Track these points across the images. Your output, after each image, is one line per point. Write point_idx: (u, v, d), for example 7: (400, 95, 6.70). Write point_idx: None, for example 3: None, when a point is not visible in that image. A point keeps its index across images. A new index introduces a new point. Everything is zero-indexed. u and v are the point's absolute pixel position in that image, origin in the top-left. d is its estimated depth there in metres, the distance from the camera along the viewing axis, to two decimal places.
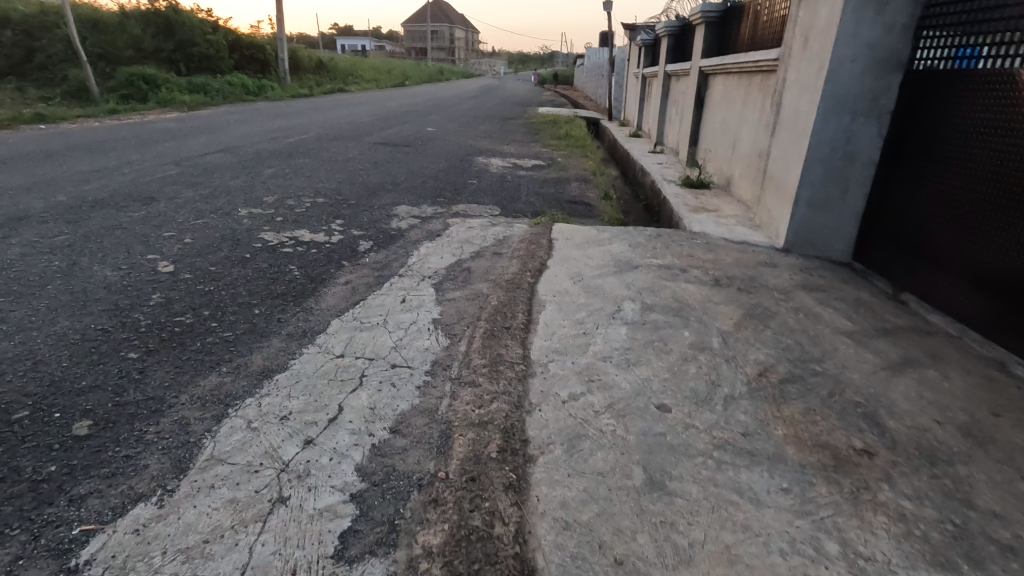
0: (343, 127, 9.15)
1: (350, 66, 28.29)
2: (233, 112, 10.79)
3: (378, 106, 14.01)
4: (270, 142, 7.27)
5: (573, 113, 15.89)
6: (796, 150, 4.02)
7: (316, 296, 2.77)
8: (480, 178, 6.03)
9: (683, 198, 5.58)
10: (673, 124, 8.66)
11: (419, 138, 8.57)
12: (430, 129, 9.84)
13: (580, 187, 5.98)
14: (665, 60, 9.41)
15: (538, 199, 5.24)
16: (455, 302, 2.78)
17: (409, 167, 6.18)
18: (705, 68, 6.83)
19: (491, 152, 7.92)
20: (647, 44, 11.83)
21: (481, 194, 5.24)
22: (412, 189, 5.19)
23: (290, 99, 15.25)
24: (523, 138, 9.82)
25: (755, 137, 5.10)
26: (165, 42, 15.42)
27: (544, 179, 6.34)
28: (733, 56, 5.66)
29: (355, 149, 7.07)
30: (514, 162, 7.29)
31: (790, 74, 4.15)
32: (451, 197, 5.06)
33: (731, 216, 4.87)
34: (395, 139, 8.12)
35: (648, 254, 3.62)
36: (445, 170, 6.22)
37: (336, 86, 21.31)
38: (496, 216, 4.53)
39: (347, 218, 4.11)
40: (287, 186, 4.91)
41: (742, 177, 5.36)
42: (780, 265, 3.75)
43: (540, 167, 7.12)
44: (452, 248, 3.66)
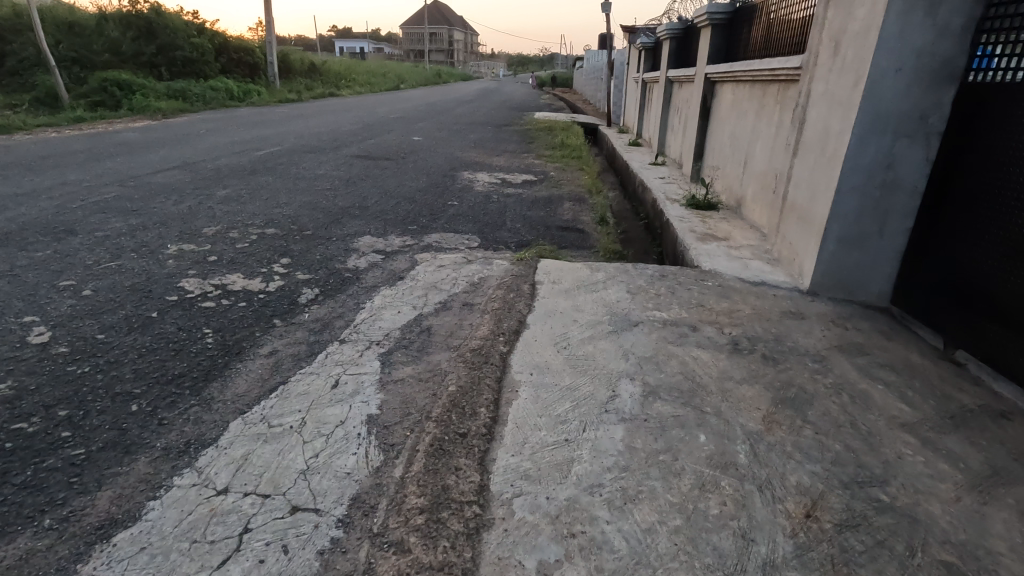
0: (321, 137, 8.54)
1: (343, 69, 27.68)
2: (208, 121, 10.20)
3: (366, 113, 13.41)
4: (235, 155, 6.66)
5: (571, 119, 15.30)
6: (823, 176, 3.40)
7: (224, 378, 2.16)
8: (461, 198, 5.43)
9: (689, 222, 4.96)
10: (676, 134, 8.04)
11: (402, 149, 7.97)
12: (416, 139, 9.24)
13: (573, 209, 5.37)
14: (666, 65, 8.81)
15: (524, 225, 4.64)
16: (403, 385, 2.17)
17: (384, 186, 5.57)
18: (712, 75, 6.22)
19: (478, 165, 7.31)
20: (647, 48, 11.23)
21: (460, 219, 4.64)
22: (381, 214, 4.59)
23: (276, 105, 14.67)
24: (515, 148, 9.21)
25: (771, 155, 4.49)
26: (146, 46, 14.84)
27: (533, 198, 5.74)
28: (745, 63, 5.06)
29: (328, 164, 6.47)
30: (503, 178, 6.67)
31: (816, 86, 3.55)
32: (425, 223, 4.46)
33: (744, 246, 4.25)
34: (375, 151, 7.51)
35: (649, 303, 3.02)
36: (424, 189, 5.62)
37: (327, 90, 20.70)
38: (473, 249, 3.93)
39: (295, 256, 3.50)
40: (237, 212, 4.31)
41: (756, 200, 4.74)
42: (807, 314, 3.14)
43: (530, 183, 6.51)
44: (415, 295, 3.05)
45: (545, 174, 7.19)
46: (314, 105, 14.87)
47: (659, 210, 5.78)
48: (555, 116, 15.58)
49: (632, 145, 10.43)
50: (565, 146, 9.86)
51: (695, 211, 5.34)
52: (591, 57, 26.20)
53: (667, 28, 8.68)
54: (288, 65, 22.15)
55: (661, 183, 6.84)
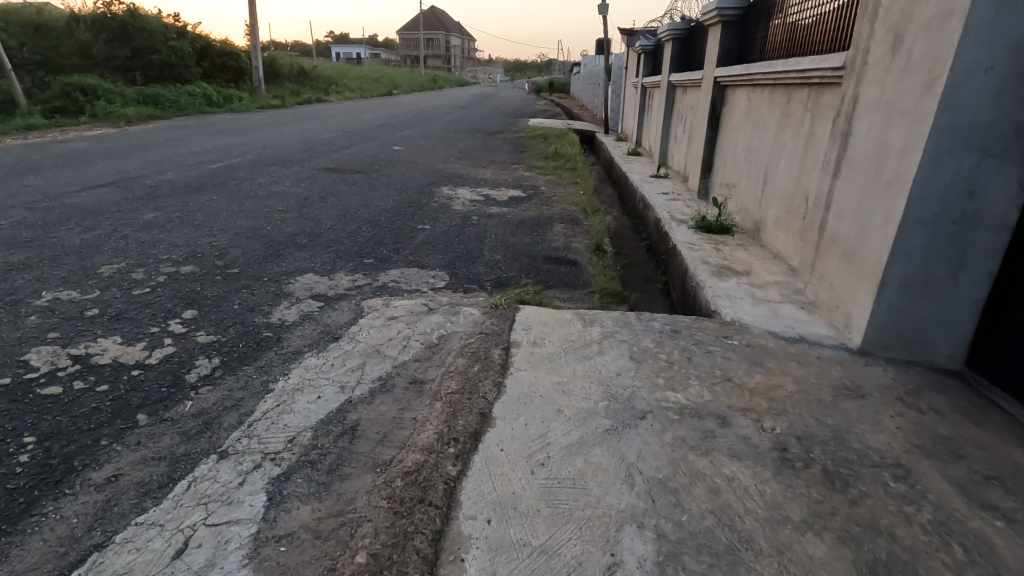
0: (292, 147, 7.80)
1: (335, 73, 27.03)
2: (174, 128, 9.46)
3: (350, 119, 12.71)
4: (186, 168, 5.92)
5: (567, 125, 14.61)
6: (878, 205, 2.67)
7: (9, 540, 1.40)
8: (435, 220, 4.69)
9: (701, 250, 4.23)
10: (681, 144, 7.31)
11: (379, 161, 7.24)
12: (397, 148, 8.52)
13: (565, 232, 4.63)
14: (669, 68, 8.11)
15: (504, 256, 3.89)
16: (287, 547, 1.41)
17: (346, 206, 4.83)
18: (723, 79, 5.50)
19: (461, 179, 6.58)
20: (647, 51, 10.55)
21: (429, 249, 3.90)
22: (334, 244, 3.85)
23: (256, 110, 13.96)
24: (504, 159, 8.48)
25: (800, 175, 3.76)
26: (121, 49, 14.13)
27: (519, 219, 4.99)
28: (766, 65, 4.33)
29: (289, 179, 5.73)
30: (487, 194, 5.94)
31: (868, 90, 2.81)
32: (386, 256, 3.72)
33: (771, 285, 3.51)
34: (347, 163, 6.78)
35: (659, 379, 2.27)
36: (393, 209, 4.87)
37: (315, 96, 20.01)
38: (438, 292, 3.18)
39: (206, 305, 2.75)
40: (155, 243, 3.56)
41: (781, 227, 4.01)
42: (867, 388, 2.39)
43: (518, 200, 5.78)
44: (348, 367, 2.29)
45: (535, 189, 6.46)
46: (297, 112, 14.17)
47: (665, 233, 5.04)
48: (550, 123, 14.89)
49: (632, 154, 9.72)
50: (559, 156, 9.14)
51: (706, 236, 4.60)
52: (589, 62, 25.52)
53: (669, 29, 7.98)
54: (275, 70, 21.47)
55: (665, 200, 6.11)
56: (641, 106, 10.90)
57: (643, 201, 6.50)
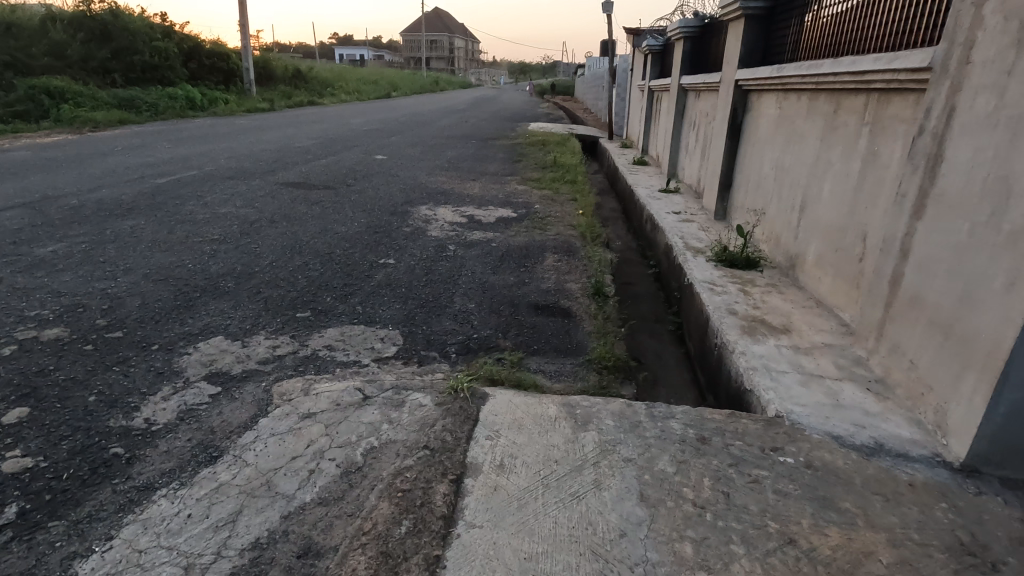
0: (261, 157, 7.05)
1: (332, 75, 26.35)
2: (139, 135, 8.72)
3: (337, 124, 11.95)
4: (125, 184, 5.16)
5: (568, 130, 13.86)
6: (990, 264, 1.88)
7: None
8: (403, 252, 3.92)
9: (725, 294, 3.43)
10: (694, 156, 6.52)
11: (354, 173, 6.47)
12: (379, 158, 7.75)
13: (559, 267, 3.84)
14: (679, 69, 7.32)
15: (480, 304, 3.11)
16: None
17: (298, 233, 4.06)
18: (747, 83, 4.71)
19: (444, 195, 5.80)
20: (654, 52, 9.77)
21: (385, 296, 3.12)
22: (266, 289, 3.08)
23: (240, 114, 13.25)
24: (497, 170, 7.70)
25: (853, 204, 2.97)
26: (99, 50, 13.46)
27: (505, 248, 4.22)
28: (806, 66, 3.54)
29: (242, 198, 4.96)
30: (471, 214, 5.16)
31: (969, 101, 2.04)
32: (327, 306, 2.94)
33: (821, 350, 2.71)
34: (316, 177, 6.02)
35: (685, 547, 1.48)
36: (354, 238, 4.10)
37: (307, 99, 19.28)
38: (382, 366, 2.40)
39: (47, 399, 1.97)
40: (30, 292, 2.79)
41: (828, 268, 3.22)
42: (995, 549, 1.59)
43: (506, 222, 4.99)
44: (211, 522, 1.51)
45: (528, 207, 5.68)
46: (284, 116, 13.44)
47: (679, 266, 4.25)
48: (550, 128, 14.11)
49: (637, 163, 8.94)
50: (558, 166, 8.36)
51: (729, 273, 3.80)
52: (594, 66, 24.68)
53: (680, 27, 7.18)
54: (268, 72, 20.76)
55: (676, 222, 5.32)
56: (647, 112, 10.09)
57: (652, 222, 5.71)
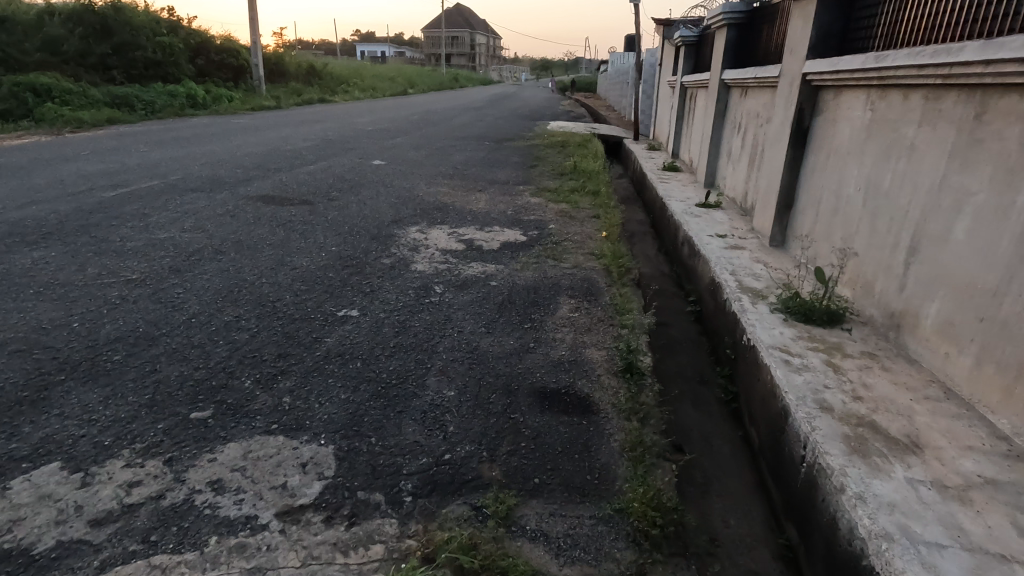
0: (240, 163, 6.25)
1: (347, 71, 25.73)
2: (120, 137, 8.02)
3: (341, 124, 11.15)
4: (63, 199, 4.38)
5: (590, 130, 12.89)
6: None
7: None
8: (373, 296, 3.03)
9: (809, 373, 2.45)
10: (741, 165, 5.50)
11: (342, 183, 5.61)
12: (376, 164, 6.88)
13: (576, 321, 2.91)
14: (721, 62, 6.29)
15: (462, 392, 2.19)
16: None
17: (244, 269, 3.20)
18: (820, 77, 3.70)
19: (441, 211, 4.90)
20: (689, 43, 8.73)
21: (329, 377, 2.23)
22: (164, 365, 2.21)
23: (242, 113, 12.56)
24: (508, 178, 6.77)
25: (1019, 256, 2.00)
26: (99, 45, 12.92)
27: (507, 289, 3.30)
28: (925, 51, 2.54)
29: (195, 218, 4.13)
30: (470, 237, 4.26)
31: None
32: (242, 396, 2.06)
33: (984, 495, 1.74)
34: (294, 189, 5.18)
35: None
36: (315, 275, 3.23)
37: (318, 96, 18.57)
38: (288, 529, 1.51)
39: None
40: None
41: (964, 341, 2.24)
42: None
43: (511, 248, 4.07)
44: None
45: (541, 226, 4.74)
46: (288, 114, 12.71)
47: (732, 315, 3.28)
48: (570, 127, 13.11)
49: (668, 169, 7.93)
50: (579, 172, 7.40)
51: (806, 334, 2.82)
52: (618, 61, 23.50)
53: (723, 12, 6.14)
54: (279, 68, 20.14)
55: (722, 247, 4.33)
56: (679, 111, 9.04)
57: (690, 246, 4.73)
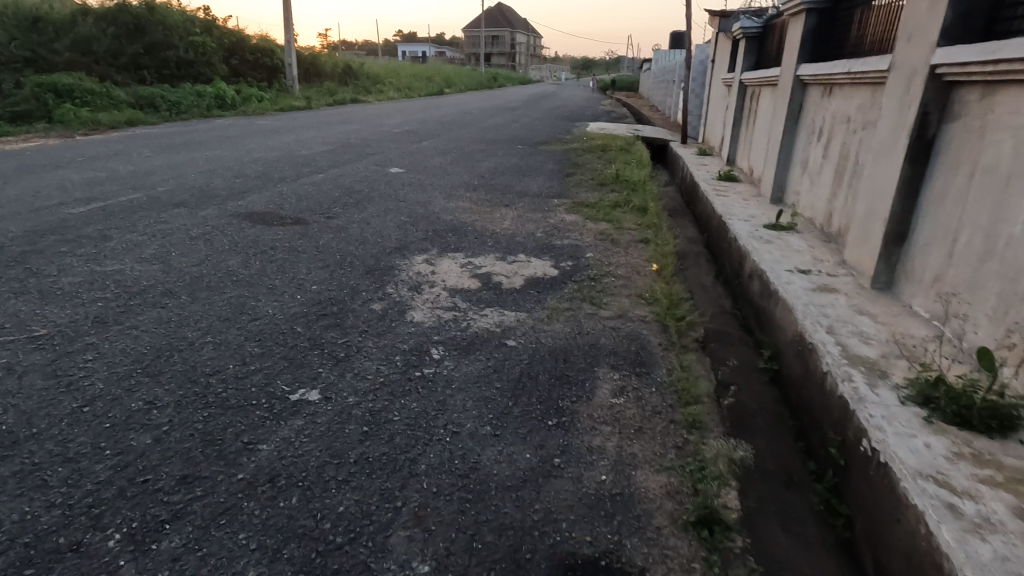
0: (242, 172, 5.64)
1: (384, 71, 25.42)
2: (130, 140, 7.60)
3: (367, 126, 10.56)
4: (22, 216, 3.81)
5: (633, 132, 11.95)
6: None
7: None
8: (346, 365, 2.27)
9: (1000, 539, 1.54)
10: (826, 181, 4.52)
11: (348, 196, 4.92)
12: (393, 172, 6.18)
13: (621, 417, 2.06)
14: (798, 55, 5.30)
15: (441, 566, 1.39)
16: None
17: (190, 320, 2.49)
18: (961, 71, 2.73)
19: (457, 234, 4.13)
20: (751, 35, 7.70)
21: (243, 528, 1.46)
22: (7, 498, 1.50)
23: (267, 114, 12.17)
24: (540, 189, 5.95)
25: None
26: (130, 46, 12.79)
27: (527, 354, 2.48)
28: None
29: (162, 241, 3.48)
30: (486, 269, 3.47)
31: None
32: (95, 569, 1.32)
33: None
34: (291, 204, 4.51)
35: None
36: (278, 330, 2.49)
37: (351, 96, 18.18)
38: None
39: None
40: None
41: None
42: None
43: (538, 287, 3.27)
44: None
45: (576, 254, 3.90)
46: (316, 115, 12.25)
47: (837, 399, 2.37)
48: (611, 129, 12.17)
49: (725, 180, 6.96)
50: (622, 182, 6.51)
51: (968, 452, 1.90)
52: (663, 58, 22.41)
53: None
54: (314, 68, 19.91)
55: (809, 289, 3.39)
56: (738, 113, 8.00)
57: (762, 284, 3.80)
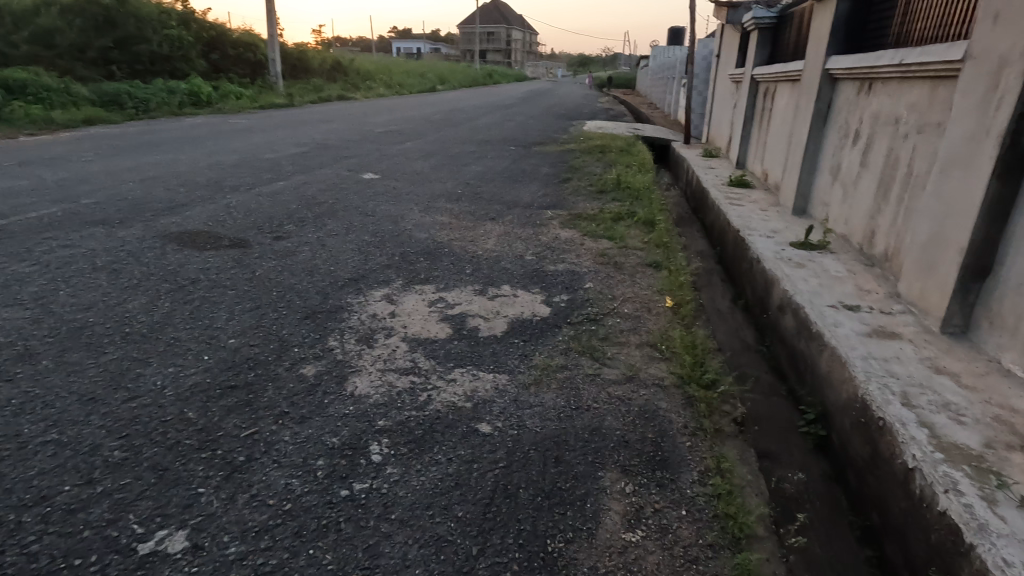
0: (192, 179, 4.95)
1: (375, 67, 24.71)
2: (79, 141, 6.90)
3: (349, 125, 9.87)
4: None
5: (633, 131, 11.30)
6: None
7: None
8: (242, 478, 1.59)
9: None
10: (866, 194, 3.85)
11: (308, 210, 4.23)
12: (366, 179, 5.48)
13: (638, 573, 1.39)
14: (827, 46, 4.63)
15: None
16: None
17: (39, 403, 1.81)
18: None
19: (429, 258, 3.45)
20: (765, 26, 7.04)
21: None
22: None
23: (244, 112, 11.47)
24: (532, 198, 5.27)
25: None
26: (99, 39, 12.07)
27: (504, 448, 1.81)
28: None
29: (57, 274, 2.80)
30: (460, 308, 2.79)
31: None
32: None
33: None
34: (235, 221, 3.83)
35: None
36: (160, 415, 1.80)
37: (339, 93, 17.47)
38: None
39: None
40: None
41: None
42: None
43: (523, 334, 2.60)
44: None
45: (572, 284, 3.23)
46: (295, 113, 11.53)
47: (935, 515, 1.71)
48: (609, 128, 11.48)
49: (738, 186, 6.30)
50: (624, 190, 5.84)
51: None
52: (662, 55, 21.83)
53: None
54: (302, 63, 19.19)
55: (862, 333, 2.72)
56: (749, 112, 7.30)
57: (798, 322, 3.13)
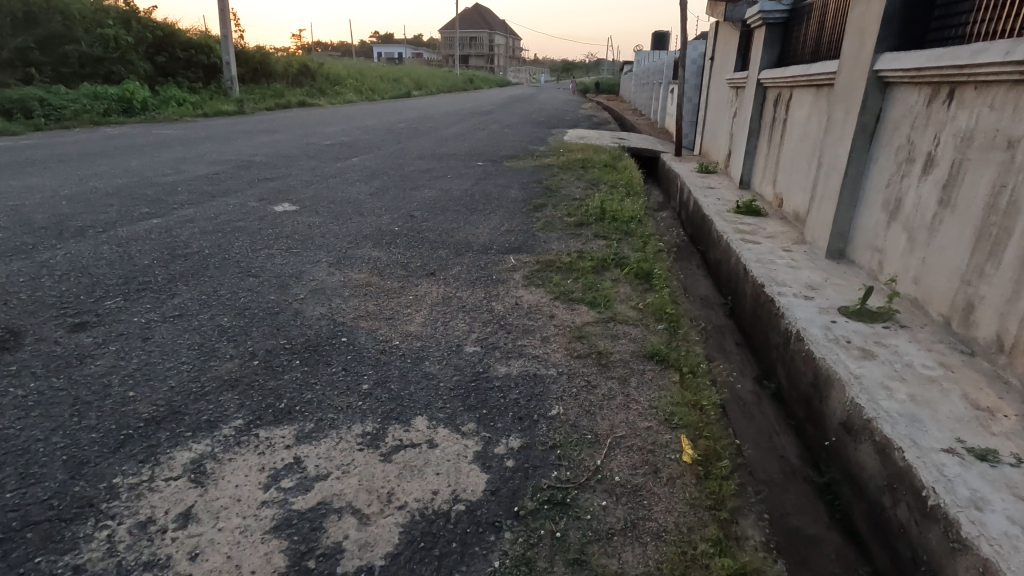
0: (27, 217, 3.68)
1: (347, 71, 23.44)
2: None
3: (294, 136, 8.60)
4: None
5: (617, 142, 10.17)
6: None
7: None
8: None
9: None
10: (950, 249, 2.73)
11: (161, 268, 2.98)
12: (277, 212, 4.24)
13: None
14: (877, 40, 3.49)
15: None
16: None
17: None
18: None
19: (309, 361, 2.21)
20: (773, 22, 5.91)
21: None
22: None
23: (179, 120, 10.15)
24: (490, 238, 4.07)
25: None
26: (15, 39, 10.69)
27: None
28: None
29: None
30: (323, 486, 1.58)
31: None
32: None
33: None
34: (30, 293, 2.57)
35: None
36: None
37: (302, 99, 16.17)
38: None
39: None
40: None
41: None
42: None
43: (427, 557, 1.40)
44: None
45: (527, 411, 2.02)
46: (239, 121, 10.25)
47: None
48: (592, 139, 10.32)
49: (747, 215, 5.17)
50: (608, 222, 4.65)
51: None
52: (647, 60, 20.87)
53: None
54: (264, 67, 17.85)
55: None
56: (756, 124, 6.17)
57: (889, 471, 1.97)
